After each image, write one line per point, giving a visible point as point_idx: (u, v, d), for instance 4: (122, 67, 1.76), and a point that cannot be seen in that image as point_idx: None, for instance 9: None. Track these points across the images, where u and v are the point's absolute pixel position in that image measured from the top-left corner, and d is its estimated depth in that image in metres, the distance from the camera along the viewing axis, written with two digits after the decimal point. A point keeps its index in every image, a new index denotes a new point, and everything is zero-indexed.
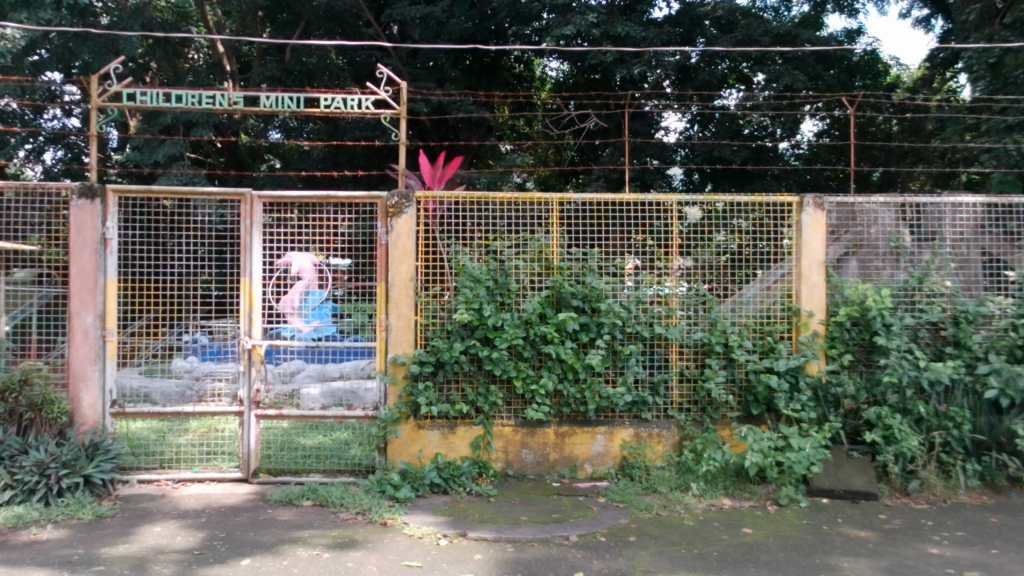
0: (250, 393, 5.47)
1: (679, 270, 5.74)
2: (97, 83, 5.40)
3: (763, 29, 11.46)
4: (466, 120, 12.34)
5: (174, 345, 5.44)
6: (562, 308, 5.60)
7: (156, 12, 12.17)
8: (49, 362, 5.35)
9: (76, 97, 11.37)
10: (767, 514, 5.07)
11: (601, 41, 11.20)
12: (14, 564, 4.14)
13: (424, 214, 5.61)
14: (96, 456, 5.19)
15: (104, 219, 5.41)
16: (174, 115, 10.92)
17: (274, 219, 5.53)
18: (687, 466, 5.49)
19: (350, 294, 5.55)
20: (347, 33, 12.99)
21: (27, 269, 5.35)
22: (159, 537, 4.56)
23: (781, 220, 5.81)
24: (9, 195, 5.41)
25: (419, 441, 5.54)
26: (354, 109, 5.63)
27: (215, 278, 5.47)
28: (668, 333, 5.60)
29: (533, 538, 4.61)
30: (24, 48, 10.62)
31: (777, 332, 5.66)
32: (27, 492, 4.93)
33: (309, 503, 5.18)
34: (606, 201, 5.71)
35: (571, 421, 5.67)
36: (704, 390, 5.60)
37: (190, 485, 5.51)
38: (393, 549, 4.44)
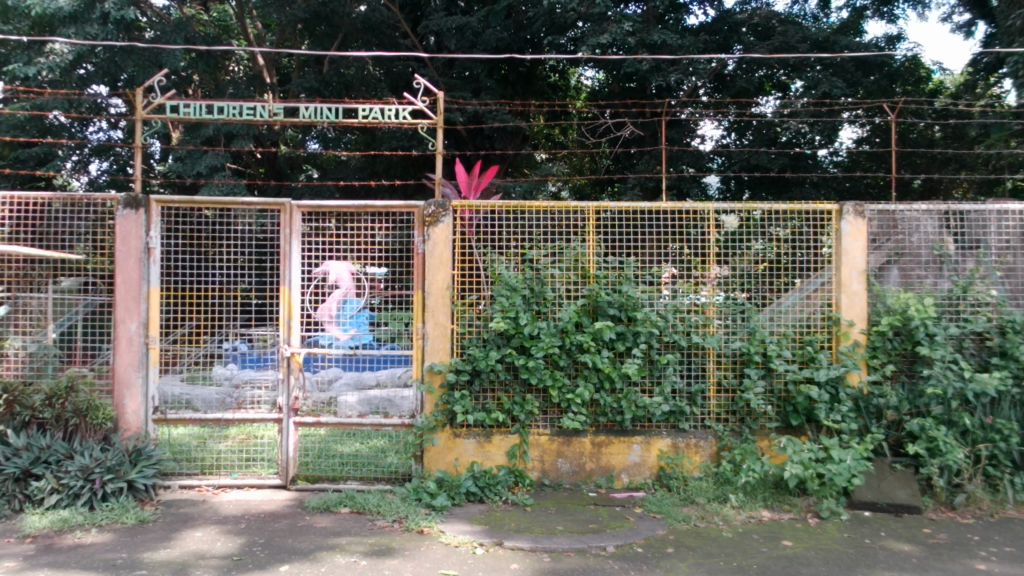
0: (288, 400, 5.52)
1: (716, 278, 5.68)
2: (142, 95, 5.48)
3: (802, 36, 11.32)
4: (502, 130, 12.43)
5: (215, 352, 5.53)
6: (598, 317, 5.57)
7: (200, 26, 12.45)
8: (94, 369, 5.47)
9: (121, 109, 11.65)
10: (808, 527, 4.99)
11: (637, 49, 11.15)
12: (59, 566, 4.22)
13: (460, 223, 5.64)
14: (139, 462, 5.28)
15: (147, 229, 5.51)
16: (215, 127, 11.14)
17: (312, 229, 5.59)
18: (725, 477, 5.43)
19: (387, 303, 5.61)
20: (384, 44, 13.15)
21: (74, 278, 5.48)
22: (200, 542, 4.61)
23: (820, 229, 5.73)
24: (57, 205, 5.51)
25: (455, 450, 5.55)
26: (392, 119, 5.71)
27: (254, 287, 5.55)
28: (706, 342, 5.56)
29: (570, 547, 4.58)
30: (72, 62, 10.93)
31: (817, 342, 5.58)
32: (72, 497, 5.01)
33: (346, 511, 5.20)
34: (642, 209, 5.70)
35: (607, 430, 5.63)
36: (743, 401, 5.54)
37: (229, 491, 5.56)
38: (430, 558, 4.44)
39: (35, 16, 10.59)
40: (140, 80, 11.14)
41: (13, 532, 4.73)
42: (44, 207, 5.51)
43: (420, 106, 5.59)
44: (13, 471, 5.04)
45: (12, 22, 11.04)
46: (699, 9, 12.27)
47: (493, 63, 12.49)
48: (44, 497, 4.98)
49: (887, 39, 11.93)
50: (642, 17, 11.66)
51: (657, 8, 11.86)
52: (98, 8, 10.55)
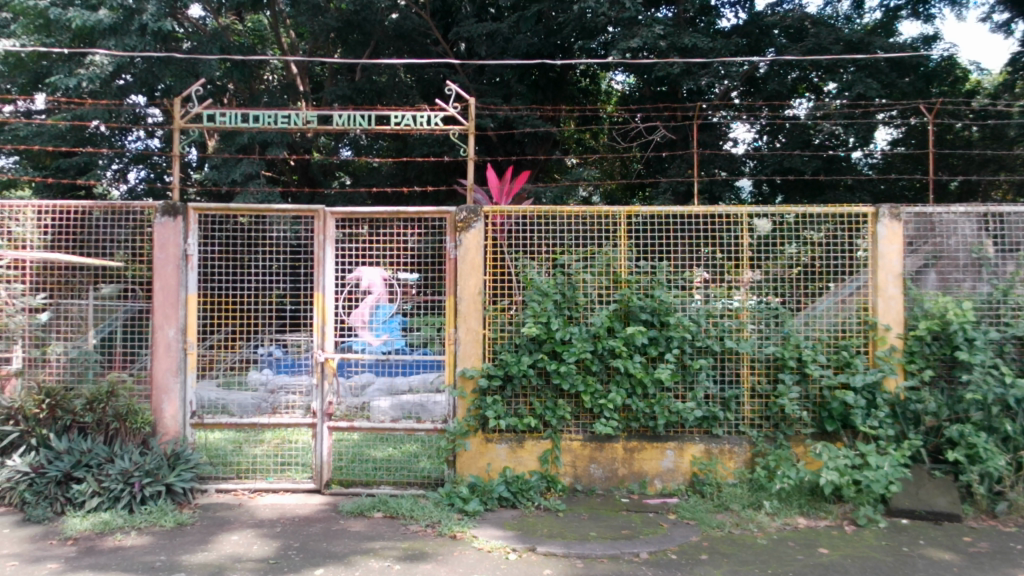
0: (322, 405, 5.57)
1: (750, 282, 5.63)
2: (180, 105, 5.58)
3: (835, 37, 11.20)
4: (532, 135, 12.44)
5: (250, 358, 5.59)
6: (630, 321, 5.56)
7: (235, 36, 12.66)
8: (133, 374, 5.58)
9: (159, 119, 11.89)
10: (845, 534, 4.93)
11: (668, 53, 11.09)
12: (101, 568, 4.29)
13: (492, 229, 5.65)
14: (177, 466, 5.39)
15: (185, 236, 5.61)
16: (250, 136, 11.32)
17: (345, 235, 5.66)
18: (759, 483, 5.38)
19: (419, 308, 5.63)
20: (415, 51, 13.25)
21: (114, 285, 5.59)
22: (237, 546, 4.67)
23: (856, 231, 5.65)
24: (97, 214, 5.63)
25: (487, 455, 5.57)
26: (423, 126, 5.71)
27: (289, 293, 5.60)
28: (740, 348, 5.51)
29: (603, 554, 4.57)
30: (111, 73, 11.15)
31: (853, 347, 5.49)
32: (112, 500, 5.07)
33: (380, 515, 5.24)
34: (674, 213, 5.66)
35: (639, 436, 5.61)
36: (778, 406, 5.47)
37: (265, 494, 5.65)
38: (463, 563, 4.45)
39: (76, 28, 10.83)
40: (177, 90, 11.34)
41: (56, 534, 4.82)
42: (85, 216, 5.64)
43: (451, 112, 5.58)
44: (55, 474, 5.14)
45: (53, 35, 11.31)
46: (731, 13, 12.22)
47: (524, 69, 12.53)
48: (86, 500, 5.06)
49: (924, 39, 11.75)
50: (674, 21, 11.63)
51: (688, 11, 11.82)
52: (136, 20, 10.75)
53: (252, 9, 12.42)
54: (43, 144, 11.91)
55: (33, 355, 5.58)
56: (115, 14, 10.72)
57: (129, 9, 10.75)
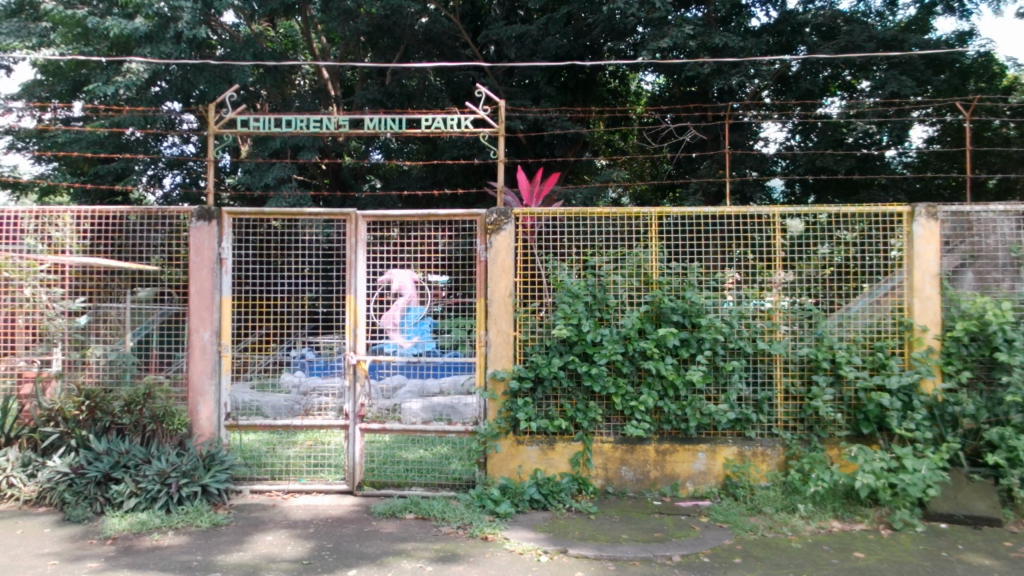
0: (354, 407, 5.61)
1: (782, 283, 5.57)
2: (215, 111, 5.63)
3: (868, 35, 11.05)
4: (561, 136, 12.46)
5: (283, 360, 5.63)
6: (661, 323, 5.53)
7: (267, 42, 12.83)
8: (170, 377, 5.67)
9: (194, 125, 12.08)
10: (881, 538, 4.86)
11: (698, 53, 11.03)
12: (139, 567, 4.36)
13: (522, 230, 5.66)
14: (212, 467, 5.45)
15: (219, 240, 5.67)
16: (283, 140, 11.46)
17: (376, 238, 5.68)
18: (793, 486, 5.32)
19: (449, 310, 5.65)
20: (445, 55, 13.33)
21: (150, 288, 5.70)
22: (271, 546, 4.72)
23: (890, 231, 5.57)
24: (134, 219, 5.73)
25: (518, 457, 5.56)
26: (454, 129, 5.74)
27: (322, 296, 5.67)
28: (773, 349, 5.45)
29: (635, 556, 4.55)
30: (147, 80, 11.35)
31: (888, 348, 5.41)
32: (149, 500, 5.15)
33: (412, 517, 5.26)
34: (705, 214, 5.62)
35: (671, 438, 5.57)
36: (812, 408, 5.41)
37: (298, 496, 5.69)
38: (494, 564, 4.46)
39: (113, 37, 11.02)
40: (211, 96, 11.50)
41: (95, 534, 4.90)
42: (122, 221, 5.73)
43: (481, 114, 5.58)
44: (94, 475, 5.22)
45: (92, 44, 11.54)
46: (761, 11, 12.12)
47: (553, 71, 12.53)
48: (124, 500, 5.15)
49: (959, 35, 11.57)
50: (704, 21, 11.56)
51: (718, 11, 11.76)
52: (171, 28, 10.92)
53: (284, 15, 12.57)
54: (82, 151, 12.15)
55: (73, 357, 5.72)
56: (150, 22, 10.89)
57: (164, 17, 10.91)
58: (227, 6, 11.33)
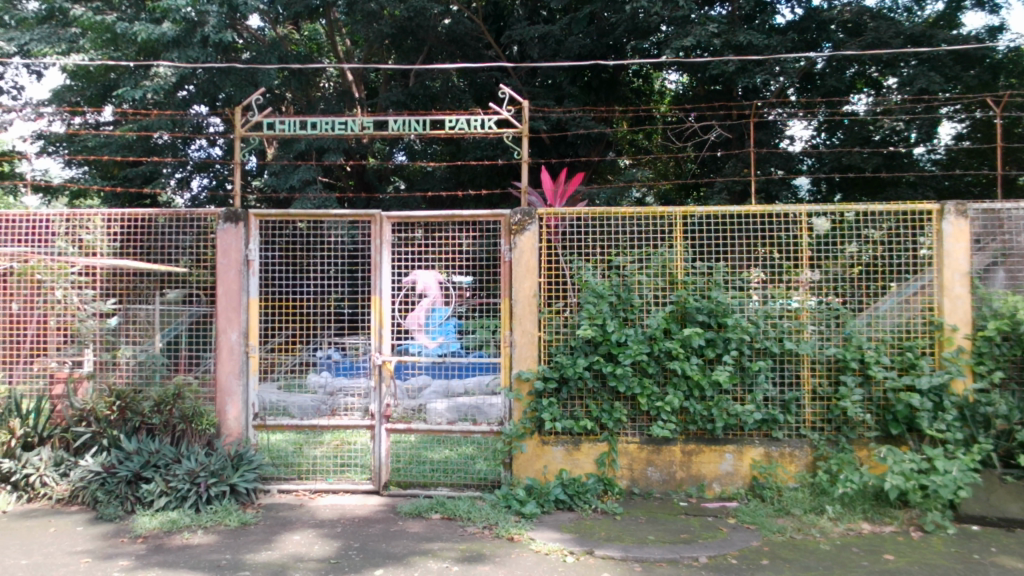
0: (380, 407, 5.63)
1: (810, 282, 5.51)
2: (241, 114, 5.68)
3: (895, 31, 10.92)
4: (585, 136, 12.44)
5: (308, 361, 5.66)
6: (687, 323, 5.49)
7: (292, 45, 12.94)
8: (198, 377, 5.75)
9: (221, 128, 12.21)
10: (912, 541, 4.80)
11: (723, 51, 10.97)
12: (169, 566, 4.40)
13: (546, 231, 5.65)
14: (240, 466, 5.49)
15: (246, 242, 5.72)
16: (307, 142, 11.54)
17: (401, 239, 5.70)
18: (822, 487, 5.27)
19: (473, 311, 5.67)
20: (468, 56, 13.36)
21: (179, 290, 5.76)
22: (299, 545, 4.75)
23: (919, 229, 5.51)
24: (162, 221, 5.79)
25: (543, 457, 5.56)
26: (477, 130, 5.73)
27: (347, 296, 5.68)
28: (800, 349, 5.40)
29: (662, 557, 4.53)
30: (175, 84, 11.48)
31: (918, 348, 5.34)
32: (179, 500, 5.20)
33: (438, 517, 5.27)
34: (730, 213, 5.58)
35: (697, 438, 5.54)
36: (840, 409, 5.35)
37: (325, 496, 5.72)
38: (521, 565, 4.46)
39: (141, 42, 11.15)
40: (238, 99, 11.62)
41: (126, 532, 4.95)
42: (150, 223, 5.79)
43: (504, 115, 5.57)
44: (125, 474, 5.29)
45: (120, 49, 11.67)
46: (786, 8, 12.02)
47: (576, 70, 12.51)
48: (154, 499, 5.20)
49: (989, 30, 11.38)
50: (728, 19, 11.49)
51: (742, 9, 11.68)
52: (198, 32, 11.03)
53: (308, 18, 12.65)
54: (112, 154, 12.32)
55: (104, 358, 5.80)
56: (178, 27, 11.01)
57: (191, 22, 11.02)
58: (253, 10, 11.42)
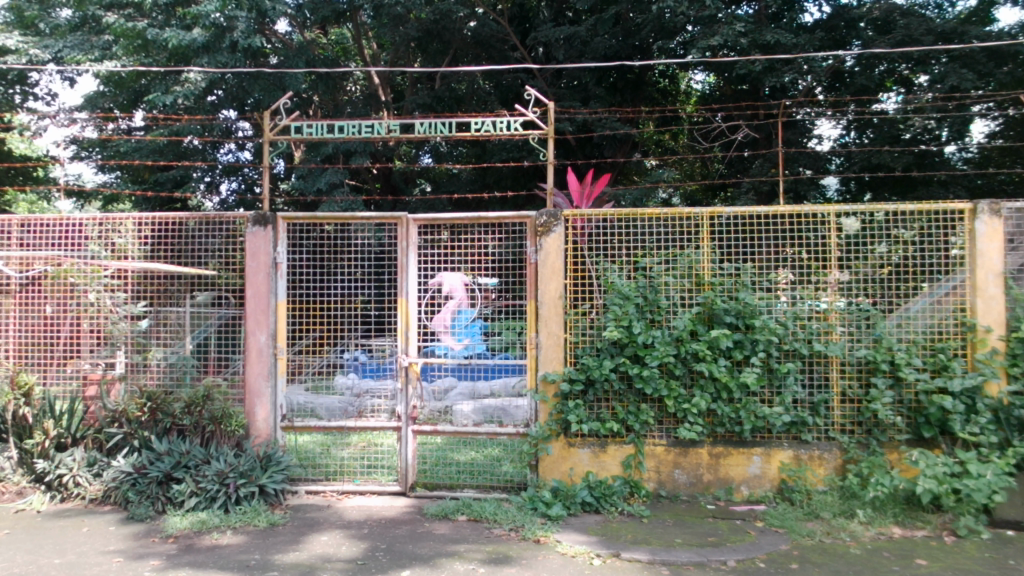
0: (407, 409, 5.66)
1: (838, 283, 5.45)
2: (269, 118, 5.74)
3: (926, 28, 10.77)
4: (611, 137, 12.41)
5: (336, 362, 5.71)
6: (714, 325, 5.45)
7: (320, 49, 13.06)
8: (227, 379, 5.81)
9: (249, 132, 12.34)
10: (944, 545, 4.72)
11: (750, 50, 10.89)
12: (199, 566, 4.45)
13: (572, 232, 5.65)
14: (268, 468, 5.53)
15: (275, 244, 5.77)
16: (335, 145, 11.64)
17: (427, 241, 5.74)
18: (852, 491, 5.22)
19: (499, 312, 5.67)
20: (494, 58, 13.39)
21: (208, 292, 5.81)
22: (327, 546, 4.79)
23: (951, 229, 5.42)
24: (192, 224, 5.86)
25: (570, 459, 5.55)
26: (503, 131, 5.73)
27: (374, 298, 5.72)
28: (829, 350, 5.34)
29: (689, 561, 4.51)
30: (205, 89, 11.61)
31: (950, 349, 5.26)
32: (209, 500, 5.26)
33: (464, 519, 5.28)
34: (758, 214, 5.53)
35: (725, 441, 5.49)
36: (870, 412, 5.29)
37: (352, 497, 5.77)
38: (547, 567, 4.45)
39: (172, 48, 11.28)
40: (266, 103, 11.75)
41: (158, 532, 5.02)
42: (180, 226, 5.87)
43: (530, 117, 5.56)
44: (156, 475, 5.36)
45: (151, 55, 11.83)
46: (814, 7, 11.92)
47: (602, 71, 12.49)
48: (185, 499, 5.27)
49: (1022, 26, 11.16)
50: (755, 18, 11.40)
51: (769, 8, 11.60)
52: (227, 38, 11.16)
53: (336, 22, 12.75)
54: (143, 159, 12.49)
55: (135, 360, 5.89)
56: (207, 32, 11.14)
57: (221, 27, 11.11)
58: (280, 15, 11.53)
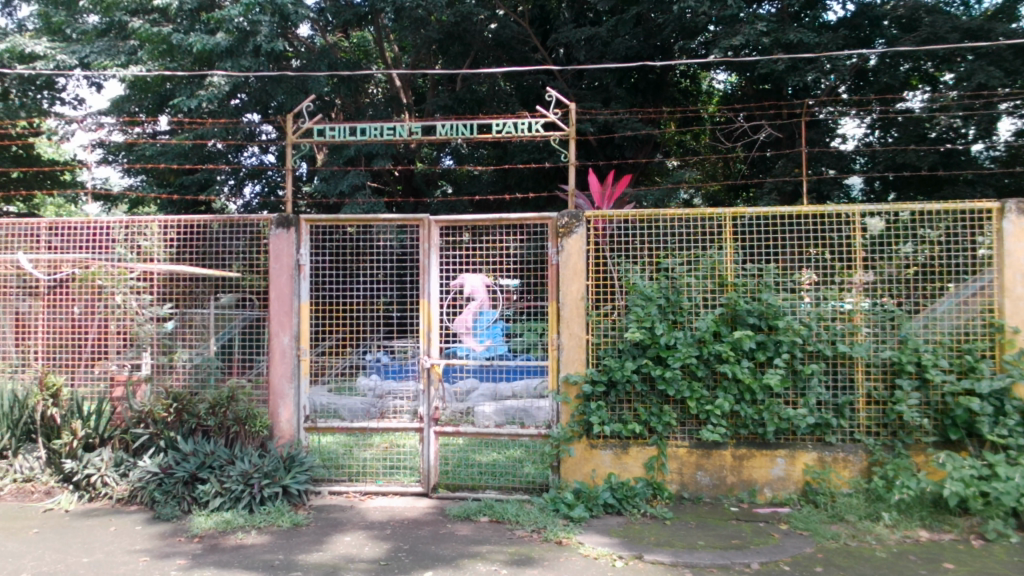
0: (429, 410, 5.68)
1: (863, 284, 5.40)
2: (292, 121, 5.74)
3: (951, 25, 10.64)
4: (632, 138, 12.39)
5: (358, 364, 5.73)
6: (737, 326, 5.42)
7: (342, 52, 13.14)
8: (251, 380, 5.85)
9: (272, 135, 12.44)
10: (972, 549, 4.66)
11: (772, 50, 10.82)
12: (224, 566, 4.49)
13: (594, 233, 5.64)
14: (292, 468, 5.57)
15: (298, 246, 5.81)
16: (357, 148, 11.71)
17: (448, 243, 5.77)
18: (877, 494, 5.16)
19: (520, 314, 5.67)
20: (515, 59, 13.41)
21: (232, 294, 5.85)
22: (350, 546, 4.81)
23: (978, 229, 5.35)
24: (216, 227, 5.94)
25: (592, 461, 5.54)
26: (524, 133, 5.73)
27: (396, 300, 5.74)
28: (854, 351, 5.28)
29: (713, 564, 4.48)
30: (229, 93, 11.71)
31: (978, 351, 5.19)
32: (234, 500, 5.31)
33: (486, 520, 5.29)
34: (781, 214, 5.50)
35: (748, 443, 5.46)
36: (896, 414, 5.23)
37: (375, 497, 5.80)
38: (569, 569, 4.45)
39: (196, 52, 11.39)
40: (289, 107, 11.83)
41: (183, 532, 5.07)
42: (204, 229, 5.94)
43: (552, 118, 5.55)
44: (182, 475, 5.42)
45: (176, 60, 11.96)
46: (837, 5, 11.83)
47: (623, 72, 12.46)
48: (209, 499, 5.31)
49: None
50: (777, 18, 11.33)
51: (792, 7, 11.52)
52: (250, 42, 11.25)
53: (357, 25, 12.83)
54: (168, 163, 12.64)
55: (161, 361, 5.96)
56: (231, 37, 11.23)
57: (244, 31, 11.20)
58: (303, 18, 11.62)
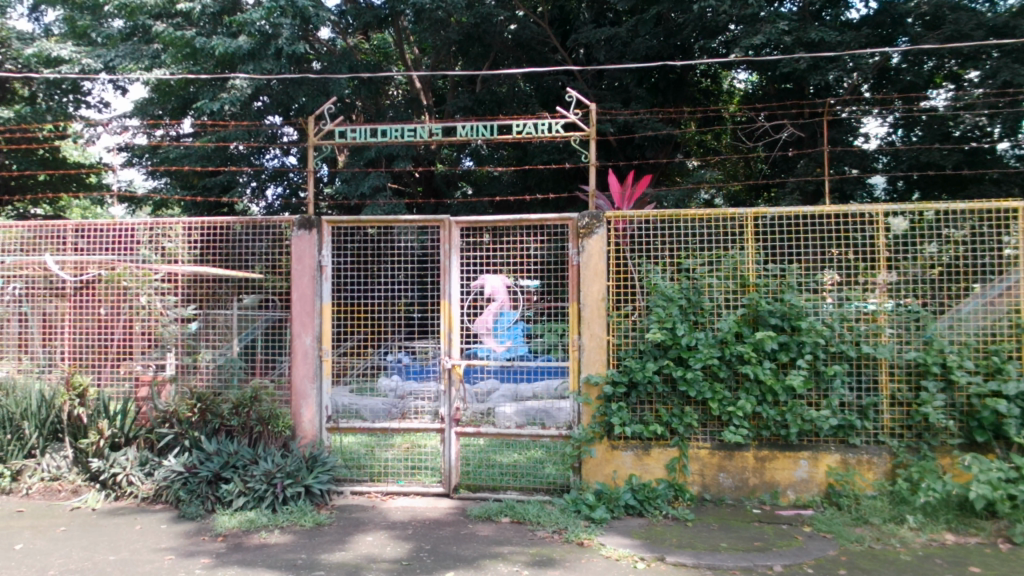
0: (450, 410, 5.70)
1: (887, 284, 5.35)
2: (313, 123, 5.78)
3: (976, 22, 10.51)
4: (653, 138, 12.36)
5: (379, 364, 5.77)
6: (759, 326, 5.38)
7: (362, 55, 13.21)
8: (274, 380, 5.91)
9: (294, 137, 12.52)
10: (999, 553, 4.60)
11: (794, 49, 10.76)
12: (247, 565, 4.52)
13: (615, 234, 5.63)
14: (314, 468, 5.61)
15: (319, 248, 5.84)
16: (377, 149, 11.76)
17: (469, 244, 5.75)
18: (902, 496, 5.10)
19: (541, 314, 5.67)
20: (535, 60, 13.42)
21: (254, 295, 5.89)
22: (372, 546, 4.83)
23: (1005, 228, 5.27)
24: (239, 228, 5.99)
25: (613, 462, 5.53)
26: (544, 134, 5.73)
27: (417, 301, 5.78)
28: (878, 352, 5.24)
29: (735, 566, 4.46)
30: (251, 96, 11.80)
31: (1005, 352, 5.11)
32: (257, 499, 5.35)
33: (507, 520, 5.30)
34: (803, 214, 5.47)
35: (771, 445, 5.42)
36: (920, 415, 5.17)
37: (397, 497, 5.81)
38: (591, 570, 4.44)
39: (219, 55, 11.49)
40: (310, 109, 11.91)
41: (207, 531, 5.11)
42: (226, 230, 5.99)
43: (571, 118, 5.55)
44: (206, 475, 5.46)
45: (199, 63, 12.08)
46: (860, 3, 11.73)
47: (643, 72, 12.43)
48: (233, 498, 5.35)
49: None
50: (798, 16, 11.27)
51: (814, 5, 11.45)
52: (272, 45, 11.33)
53: (378, 27, 12.89)
54: (192, 165, 12.75)
55: (185, 362, 6.02)
56: (253, 39, 11.31)
57: (266, 34, 11.28)
58: (324, 20, 11.68)
